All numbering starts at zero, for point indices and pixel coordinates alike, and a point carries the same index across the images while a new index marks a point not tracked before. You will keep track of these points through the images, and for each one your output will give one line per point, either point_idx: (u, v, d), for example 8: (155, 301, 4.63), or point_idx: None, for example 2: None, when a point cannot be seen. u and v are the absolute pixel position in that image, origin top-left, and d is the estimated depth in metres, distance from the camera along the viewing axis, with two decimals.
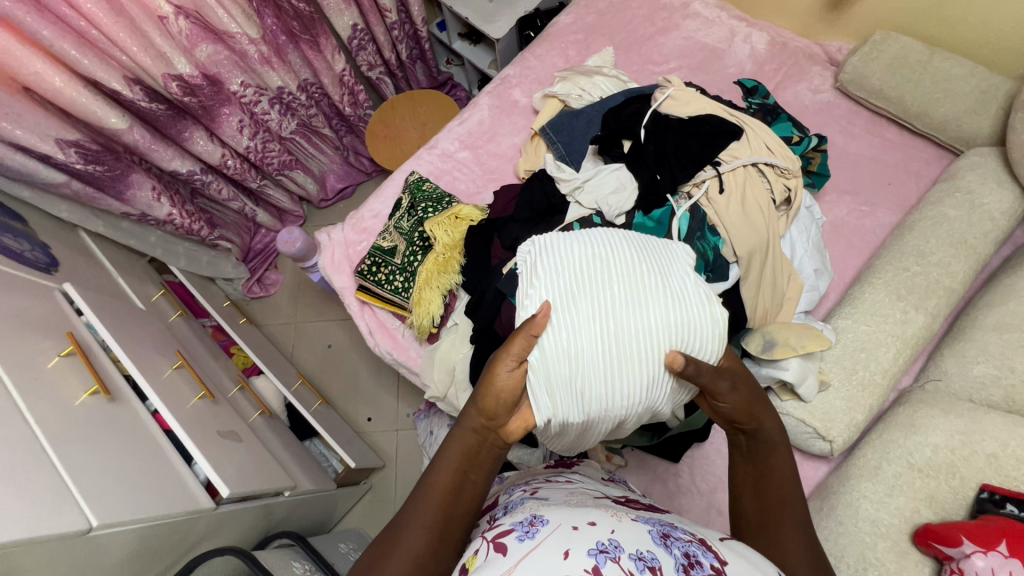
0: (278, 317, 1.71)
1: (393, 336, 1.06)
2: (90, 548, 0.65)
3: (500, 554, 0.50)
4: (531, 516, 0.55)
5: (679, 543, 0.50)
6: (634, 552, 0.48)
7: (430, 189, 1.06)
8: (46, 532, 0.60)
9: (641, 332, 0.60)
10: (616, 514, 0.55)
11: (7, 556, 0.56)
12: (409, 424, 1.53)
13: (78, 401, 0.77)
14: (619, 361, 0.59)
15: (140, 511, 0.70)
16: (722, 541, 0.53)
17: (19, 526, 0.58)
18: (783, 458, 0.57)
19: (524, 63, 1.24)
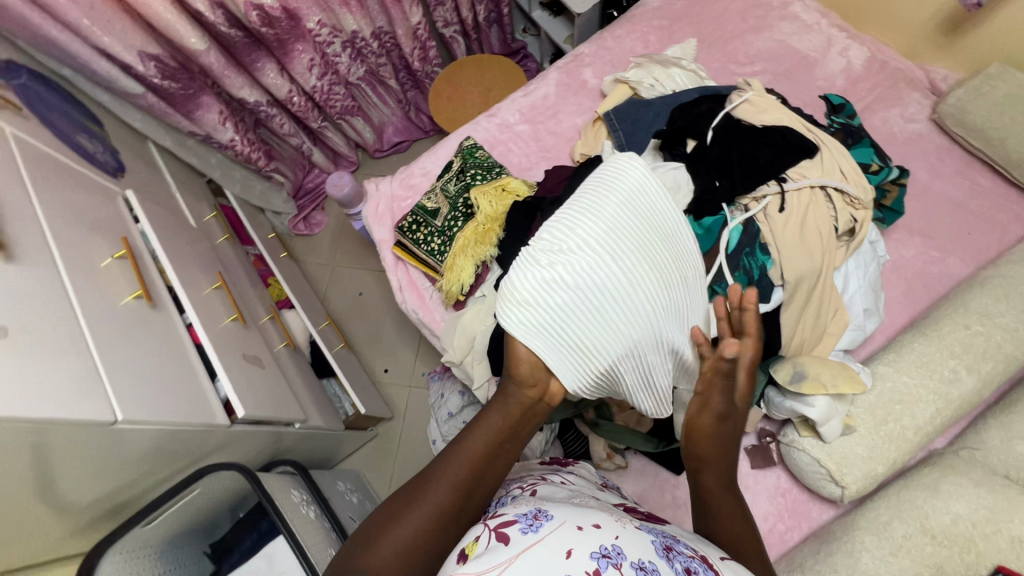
0: (318, 256, 1.76)
1: (423, 297, 1.07)
2: (115, 440, 0.70)
3: (503, 544, 0.51)
4: (535, 509, 0.56)
5: (681, 558, 0.52)
6: (635, 561, 0.49)
7: (483, 157, 1.06)
8: (80, 416, 0.64)
9: (585, 227, 0.64)
10: (621, 520, 0.56)
11: (40, 431, 0.61)
12: (422, 382, 1.56)
13: (123, 301, 0.81)
14: (589, 260, 0.63)
15: (164, 414, 0.75)
16: (722, 560, 0.54)
17: (56, 405, 0.62)
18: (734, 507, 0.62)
19: (601, 43, 1.20)
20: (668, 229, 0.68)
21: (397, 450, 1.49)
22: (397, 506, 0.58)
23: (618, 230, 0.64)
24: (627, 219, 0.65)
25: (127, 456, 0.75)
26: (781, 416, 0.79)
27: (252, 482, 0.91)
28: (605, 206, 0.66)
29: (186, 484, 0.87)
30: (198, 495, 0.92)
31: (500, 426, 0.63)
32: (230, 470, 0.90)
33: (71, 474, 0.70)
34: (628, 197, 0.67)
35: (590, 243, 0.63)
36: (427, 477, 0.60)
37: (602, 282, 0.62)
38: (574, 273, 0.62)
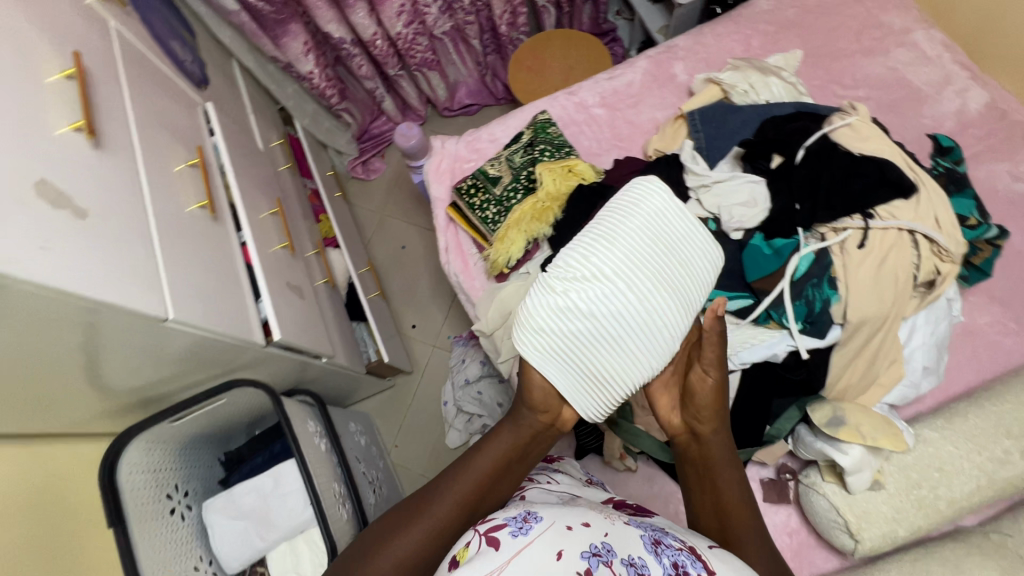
0: (369, 202, 1.78)
1: (467, 262, 1.07)
2: (163, 336, 0.73)
3: (494, 548, 0.54)
4: (524, 512, 0.59)
5: (670, 552, 0.57)
6: (625, 558, 0.55)
7: (554, 134, 1.04)
8: (141, 307, 0.65)
9: (602, 255, 0.63)
10: (609, 517, 0.61)
11: (101, 315, 0.62)
12: (446, 345, 1.58)
13: (189, 208, 0.84)
14: (605, 290, 0.62)
15: (210, 321, 0.78)
16: (710, 549, 0.60)
17: (123, 291, 0.63)
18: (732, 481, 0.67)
19: (698, 38, 1.14)
20: (696, 252, 0.66)
21: (409, 405, 1.52)
22: (405, 514, 0.65)
23: (640, 259, 0.62)
24: (649, 245, 0.63)
25: (170, 352, 0.79)
26: (808, 456, 0.76)
27: (274, 399, 0.95)
28: (629, 231, 0.64)
29: (213, 394, 0.91)
30: (223, 403, 0.97)
31: (509, 447, 0.68)
32: (255, 387, 0.94)
33: (118, 359, 0.74)
34: (653, 221, 0.65)
35: (607, 274, 0.62)
36: (434, 490, 0.66)
37: (617, 312, 0.62)
38: (590, 304, 0.62)
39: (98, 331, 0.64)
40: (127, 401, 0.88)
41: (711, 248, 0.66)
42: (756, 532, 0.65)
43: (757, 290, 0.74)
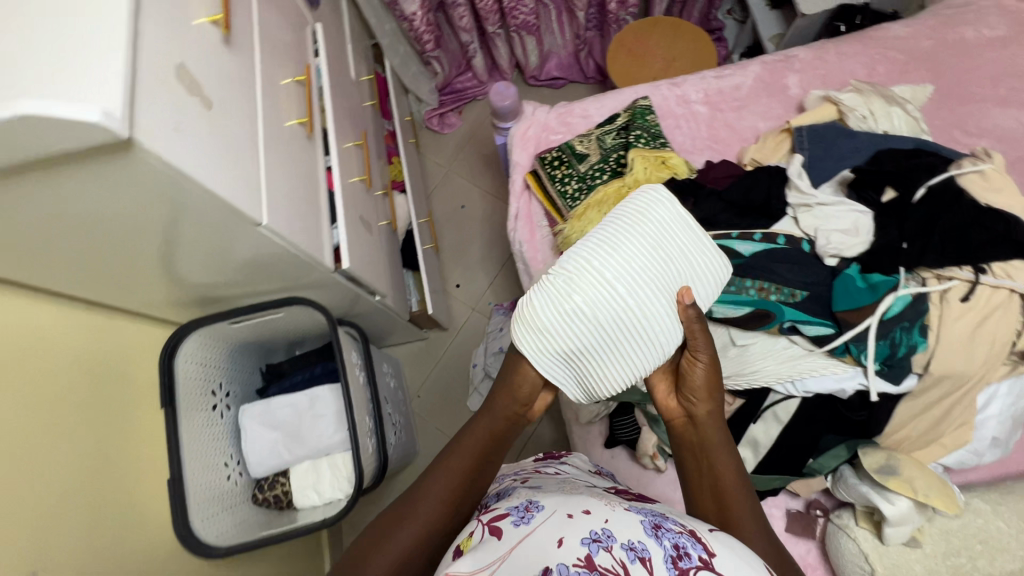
0: (437, 156, 1.78)
1: (534, 234, 1.07)
2: (252, 245, 0.74)
3: (495, 537, 0.56)
4: (526, 502, 0.61)
5: (671, 534, 0.54)
6: (626, 542, 0.52)
7: (652, 123, 1.01)
8: (245, 207, 0.65)
9: (607, 258, 0.64)
10: (611, 504, 0.59)
11: (210, 207, 0.61)
12: (485, 311, 1.60)
13: (290, 123, 0.86)
14: (607, 292, 0.63)
15: (297, 236, 0.80)
16: (710, 533, 0.56)
17: (234, 185, 0.63)
18: (729, 467, 0.64)
19: (820, 52, 1.09)
20: (699, 263, 0.68)
21: (439, 360, 1.55)
22: (389, 522, 0.64)
23: (643, 265, 0.64)
24: (652, 253, 0.65)
25: (251, 259, 0.80)
26: (847, 498, 0.74)
27: (327, 317, 0.98)
28: (634, 239, 0.66)
29: (269, 308, 0.96)
30: (280, 317, 1.01)
31: (484, 442, 0.70)
32: (308, 305, 0.96)
33: (205, 254, 0.75)
34: (657, 232, 0.67)
35: (612, 277, 0.63)
36: (414, 495, 0.65)
37: (618, 316, 0.63)
38: (593, 305, 0.62)
39: (196, 220, 0.63)
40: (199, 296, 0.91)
41: (716, 258, 0.68)
42: (755, 517, 0.61)
43: (841, 320, 0.71)
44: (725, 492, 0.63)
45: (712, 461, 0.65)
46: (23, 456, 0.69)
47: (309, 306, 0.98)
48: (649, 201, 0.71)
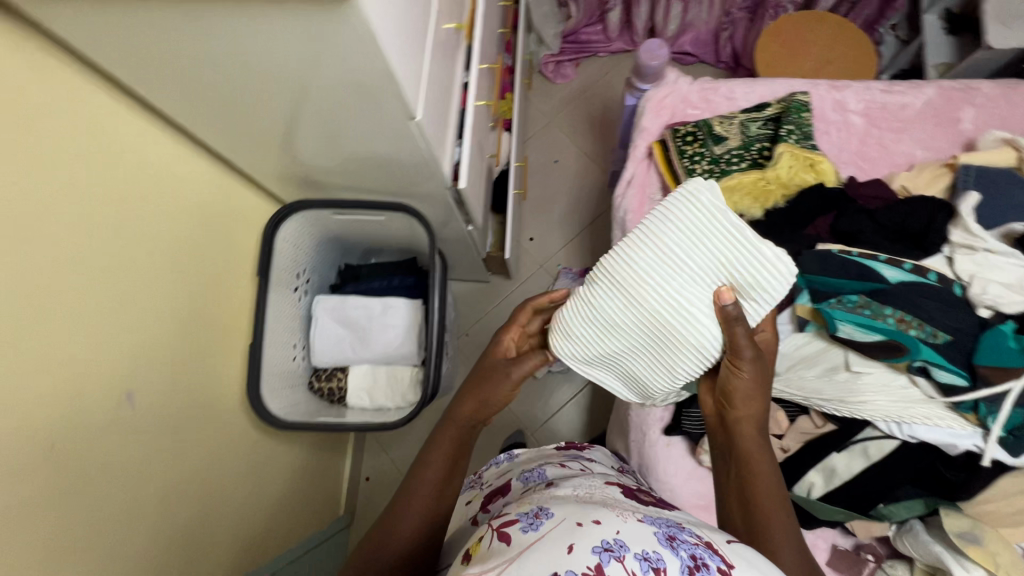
0: (543, 104, 1.72)
1: (643, 207, 1.04)
2: (387, 128, 0.72)
3: (506, 543, 0.58)
4: (536, 509, 0.62)
5: (687, 545, 0.56)
6: (640, 553, 0.54)
7: (806, 123, 0.94)
8: (406, 89, 0.62)
9: (629, 284, 0.66)
10: (623, 514, 0.60)
11: (379, 76, 0.59)
12: (551, 272, 1.58)
13: (447, 25, 0.82)
14: (633, 316, 0.66)
15: (434, 142, 0.76)
16: (728, 544, 0.59)
17: (404, 62, 0.60)
18: (766, 476, 0.67)
19: (1007, 92, 0.99)
20: (741, 277, 0.61)
21: (495, 307, 1.55)
22: (386, 522, 0.68)
23: (666, 287, 0.64)
24: (681, 272, 0.63)
25: (378, 148, 0.79)
26: (910, 549, 0.72)
27: (424, 224, 0.98)
28: (653, 258, 0.64)
29: (369, 206, 0.96)
30: (376, 220, 1.02)
31: (454, 438, 0.75)
32: (409, 210, 0.96)
33: (340, 128, 0.74)
34: (686, 246, 0.63)
35: (635, 302, 0.66)
36: (400, 498, 0.70)
37: (646, 334, 0.67)
38: (618, 328, 0.68)
39: (358, 84, 0.61)
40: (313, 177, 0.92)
41: (765, 257, 0.60)
42: (785, 525, 0.64)
43: (978, 375, 0.69)
44: (758, 500, 0.66)
45: (749, 466, 0.68)
46: (134, 290, 0.72)
47: (406, 212, 0.97)
48: (682, 204, 0.63)
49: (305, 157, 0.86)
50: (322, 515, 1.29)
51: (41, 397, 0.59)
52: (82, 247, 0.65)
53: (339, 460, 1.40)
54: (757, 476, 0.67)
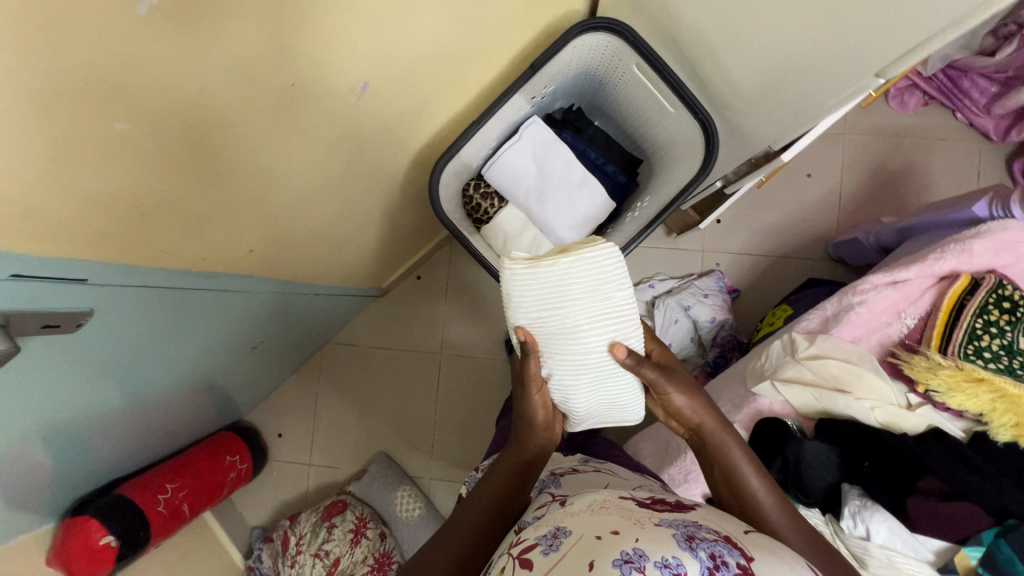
0: (856, 112, 1.42)
1: (881, 315, 0.90)
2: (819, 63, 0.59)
3: (525, 570, 0.47)
4: (555, 526, 0.52)
5: (704, 543, 0.46)
6: (659, 560, 0.44)
7: None
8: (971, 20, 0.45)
9: (551, 359, 0.72)
10: (639, 520, 0.50)
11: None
12: (706, 264, 1.43)
13: None
14: (575, 373, 0.72)
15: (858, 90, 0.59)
16: (745, 539, 0.49)
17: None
18: (752, 473, 0.69)
19: None
20: (597, 283, 0.68)
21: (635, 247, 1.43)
22: (433, 548, 0.63)
23: (569, 338, 0.69)
24: (564, 325, 0.69)
25: (769, 65, 0.65)
26: None
27: (705, 147, 0.83)
28: (542, 317, 0.69)
29: (676, 94, 0.79)
30: (660, 107, 0.86)
31: (514, 469, 0.72)
32: (709, 132, 0.80)
33: (775, 11, 0.59)
34: (550, 299, 0.68)
35: (566, 365, 0.72)
36: (446, 530, 0.65)
37: (598, 371, 0.72)
38: (581, 385, 0.74)
39: None
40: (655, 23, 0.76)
41: (594, 257, 0.67)
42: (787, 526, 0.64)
43: None
44: (744, 493, 0.67)
45: (723, 465, 0.71)
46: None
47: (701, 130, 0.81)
48: (515, 280, 0.68)
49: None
50: (373, 277, 1.32)
51: (313, 37, 0.52)
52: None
53: (414, 247, 1.39)
54: (752, 497, 0.66)
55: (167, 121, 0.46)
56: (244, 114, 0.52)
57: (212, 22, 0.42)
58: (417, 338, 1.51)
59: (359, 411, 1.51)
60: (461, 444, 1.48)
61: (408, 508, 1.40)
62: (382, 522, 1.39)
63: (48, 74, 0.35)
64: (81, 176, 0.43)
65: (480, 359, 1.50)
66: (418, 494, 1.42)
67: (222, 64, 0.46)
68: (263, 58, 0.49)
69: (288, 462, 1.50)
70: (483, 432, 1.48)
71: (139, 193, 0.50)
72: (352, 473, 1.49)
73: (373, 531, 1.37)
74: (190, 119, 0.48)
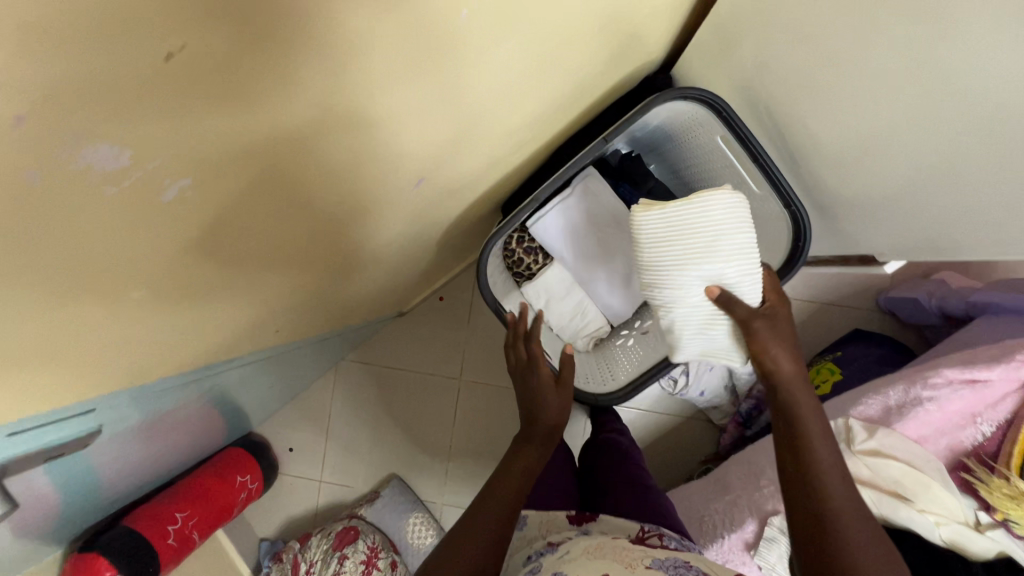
0: None
1: (953, 416, 0.84)
2: (943, 194, 0.59)
3: None
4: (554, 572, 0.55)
5: None
6: None
7: None
8: None
9: (664, 292, 0.77)
10: (631, 563, 0.55)
11: None
12: None
13: None
14: (683, 310, 0.77)
15: None
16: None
17: None
18: (825, 443, 0.61)
19: None
20: (720, 226, 0.72)
21: None
22: (453, 537, 0.59)
23: (683, 272, 0.75)
24: (678, 261, 0.74)
25: (887, 171, 0.64)
26: None
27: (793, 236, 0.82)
28: (662, 251, 0.76)
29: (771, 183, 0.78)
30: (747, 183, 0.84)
31: (529, 454, 0.72)
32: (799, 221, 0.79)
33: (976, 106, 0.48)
34: (671, 236, 0.75)
35: (676, 302, 0.76)
36: (460, 523, 0.60)
37: (706, 311, 0.75)
38: (686, 323, 0.77)
39: None
40: (765, 96, 0.72)
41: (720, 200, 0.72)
42: (846, 511, 0.56)
43: None
44: (812, 464, 0.59)
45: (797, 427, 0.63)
46: (497, 76, 0.52)
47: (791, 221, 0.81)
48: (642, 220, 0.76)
49: (792, 71, 0.64)
50: (392, 302, 1.24)
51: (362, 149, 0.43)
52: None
53: (441, 271, 1.31)
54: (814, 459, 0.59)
55: (186, 256, 0.39)
56: (274, 223, 0.45)
57: (253, 173, 0.35)
58: (436, 361, 1.45)
59: (372, 430, 1.47)
60: (476, 471, 1.45)
61: (421, 534, 1.39)
62: (393, 549, 1.37)
63: (40, 263, 0.28)
64: (78, 327, 0.36)
65: (499, 386, 1.44)
66: (432, 521, 1.40)
67: (258, 199, 0.39)
68: (303, 180, 0.41)
69: (299, 477, 1.47)
70: (498, 461, 1.44)
71: (148, 317, 0.43)
72: (362, 493, 1.46)
73: (384, 561, 1.34)
74: (214, 248, 0.40)
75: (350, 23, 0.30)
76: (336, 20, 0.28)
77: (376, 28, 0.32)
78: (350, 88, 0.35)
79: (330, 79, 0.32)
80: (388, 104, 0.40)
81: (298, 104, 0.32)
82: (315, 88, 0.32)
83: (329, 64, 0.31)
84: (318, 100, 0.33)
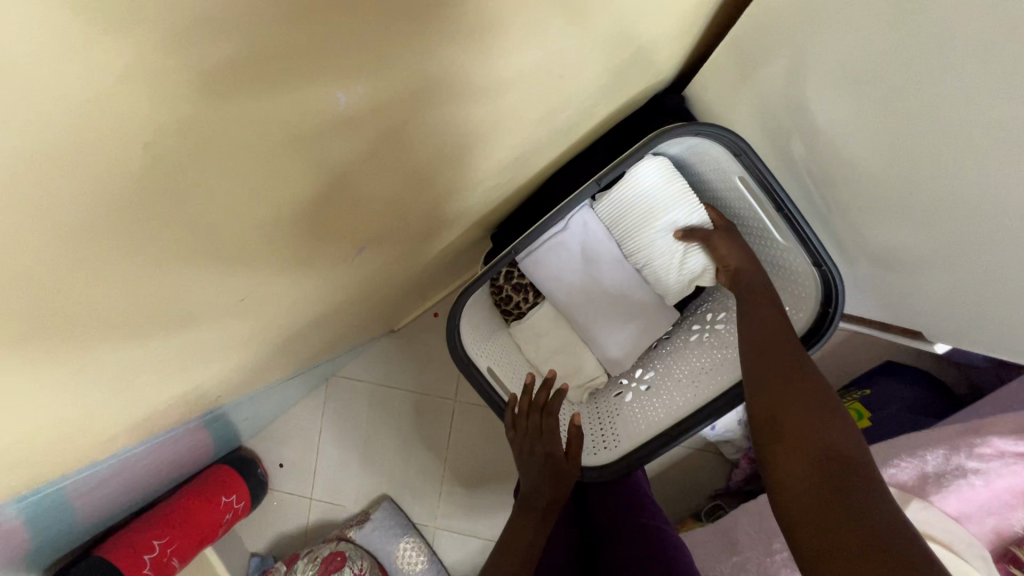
0: None
1: (1002, 492, 0.74)
2: (1004, 251, 0.48)
3: None
4: None
5: None
6: None
7: None
8: None
9: (631, 252, 0.86)
10: None
11: None
12: None
13: None
14: (651, 261, 0.85)
15: None
16: None
17: None
18: (806, 373, 0.62)
19: None
20: (659, 190, 0.78)
21: None
22: None
23: (640, 234, 0.83)
24: (633, 227, 0.83)
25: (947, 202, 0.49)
26: None
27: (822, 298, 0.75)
28: (620, 225, 0.83)
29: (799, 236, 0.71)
30: (770, 234, 0.78)
31: (529, 526, 0.70)
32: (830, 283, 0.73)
33: None
34: (622, 211, 0.82)
35: (643, 255, 0.85)
36: None
37: (672, 256, 0.83)
38: (659, 271, 0.85)
39: None
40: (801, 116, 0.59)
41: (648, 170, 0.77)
42: (821, 420, 0.56)
43: None
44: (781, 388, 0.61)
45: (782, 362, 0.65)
46: (455, 124, 0.42)
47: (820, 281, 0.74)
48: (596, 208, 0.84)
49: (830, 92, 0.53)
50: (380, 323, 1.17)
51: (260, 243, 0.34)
52: (469, 40, 0.32)
53: (434, 290, 1.22)
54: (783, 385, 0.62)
55: (4, 402, 0.30)
56: (156, 338, 0.36)
57: (56, 308, 0.26)
58: (431, 380, 1.38)
59: (363, 449, 1.41)
60: (470, 495, 1.38)
61: (410, 560, 1.34)
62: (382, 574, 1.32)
63: None
64: None
65: None
66: (423, 546, 1.35)
67: (101, 326, 0.30)
68: (175, 294, 0.32)
69: (288, 494, 1.42)
70: (493, 486, 1.37)
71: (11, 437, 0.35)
72: (353, 513, 1.41)
73: None
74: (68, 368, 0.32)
75: (131, 116, 0.20)
76: (88, 122, 0.19)
77: (191, 120, 0.22)
78: (181, 191, 0.25)
79: (125, 188, 0.22)
80: (278, 191, 0.31)
81: (82, 221, 0.22)
82: (108, 198, 0.22)
83: (108, 171, 0.21)
84: (118, 212, 0.23)
